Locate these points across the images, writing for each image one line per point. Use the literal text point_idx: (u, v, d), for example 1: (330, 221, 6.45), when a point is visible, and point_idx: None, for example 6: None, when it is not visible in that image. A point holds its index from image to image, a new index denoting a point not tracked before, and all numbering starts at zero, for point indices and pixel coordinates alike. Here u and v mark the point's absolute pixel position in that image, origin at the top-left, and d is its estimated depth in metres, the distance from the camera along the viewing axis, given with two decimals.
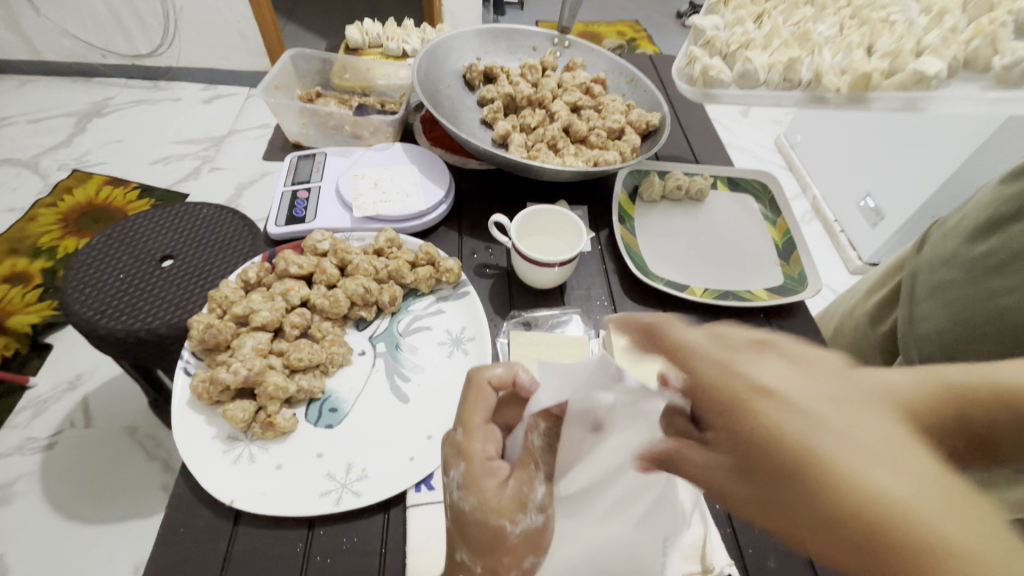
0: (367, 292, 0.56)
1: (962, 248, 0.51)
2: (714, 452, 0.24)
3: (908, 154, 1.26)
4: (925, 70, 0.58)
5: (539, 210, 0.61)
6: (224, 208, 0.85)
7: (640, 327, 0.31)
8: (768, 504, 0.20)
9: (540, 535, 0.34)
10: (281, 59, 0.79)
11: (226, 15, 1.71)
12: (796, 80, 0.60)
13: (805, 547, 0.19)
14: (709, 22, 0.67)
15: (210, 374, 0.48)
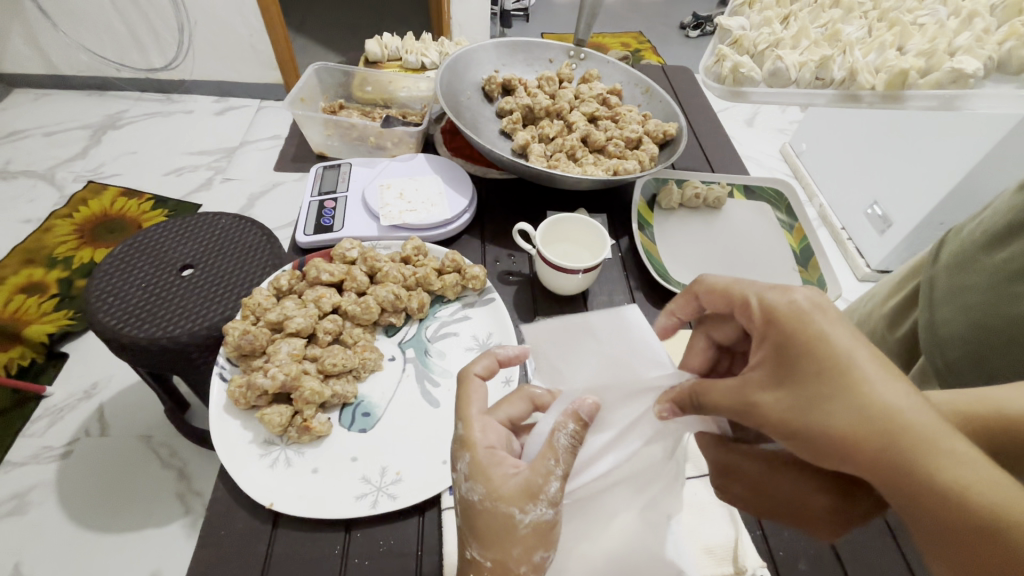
0: (397, 299, 0.57)
1: (978, 256, 0.51)
2: (761, 375, 0.32)
3: (919, 161, 1.26)
4: (962, 69, 0.55)
5: (562, 218, 0.63)
6: (243, 218, 0.87)
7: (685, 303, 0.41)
8: (816, 404, 0.29)
9: (550, 528, 0.35)
10: (305, 73, 0.81)
11: (239, 30, 1.75)
12: (828, 78, 0.60)
13: (843, 433, 0.28)
14: (736, 23, 0.67)
15: (248, 380, 0.49)
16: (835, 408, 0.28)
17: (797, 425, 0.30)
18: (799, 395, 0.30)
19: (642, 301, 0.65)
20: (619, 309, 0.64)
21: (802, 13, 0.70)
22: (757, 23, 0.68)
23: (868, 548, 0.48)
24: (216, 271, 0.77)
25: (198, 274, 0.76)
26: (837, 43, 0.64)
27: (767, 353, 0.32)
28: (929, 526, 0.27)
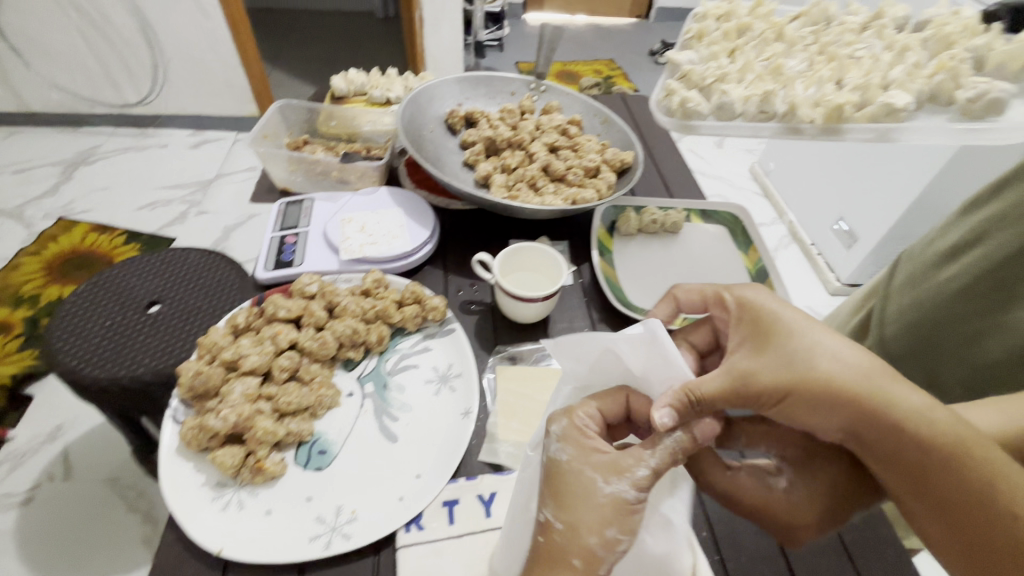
0: (355, 333, 0.57)
1: (933, 273, 0.59)
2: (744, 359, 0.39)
3: (876, 180, 1.32)
4: (894, 103, 0.58)
5: (519, 247, 0.64)
6: (212, 253, 0.87)
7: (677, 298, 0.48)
8: (795, 369, 0.37)
9: (628, 509, 0.34)
10: (269, 110, 0.82)
11: (214, 64, 1.76)
12: (772, 111, 0.62)
13: (827, 384, 0.36)
14: (686, 57, 0.69)
15: (200, 422, 0.49)
16: (816, 367, 0.36)
17: (787, 388, 0.37)
18: (779, 364, 0.37)
19: (602, 327, 0.66)
20: None
21: (749, 46, 0.73)
22: (705, 57, 0.70)
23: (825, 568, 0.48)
24: (185, 308, 0.78)
25: (165, 311, 0.76)
26: (779, 77, 0.66)
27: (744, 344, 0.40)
28: (909, 459, 0.34)
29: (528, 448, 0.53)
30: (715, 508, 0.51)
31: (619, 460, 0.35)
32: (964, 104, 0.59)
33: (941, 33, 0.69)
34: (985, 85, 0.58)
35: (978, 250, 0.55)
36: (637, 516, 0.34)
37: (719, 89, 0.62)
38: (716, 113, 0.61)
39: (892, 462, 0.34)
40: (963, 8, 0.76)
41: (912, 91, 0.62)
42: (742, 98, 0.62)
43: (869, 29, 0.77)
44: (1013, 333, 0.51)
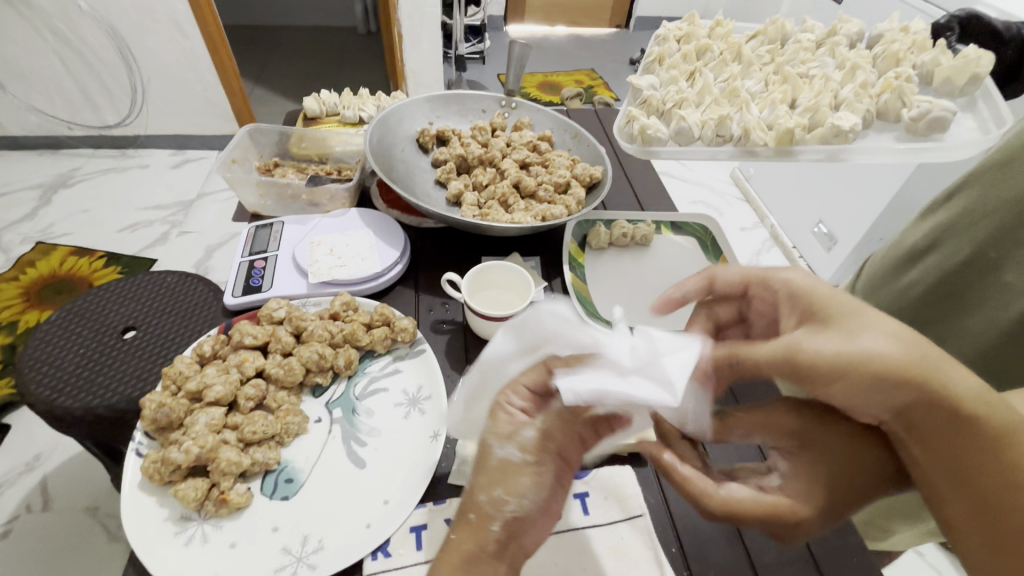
0: (322, 358, 0.57)
1: (898, 276, 0.68)
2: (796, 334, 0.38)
3: (848, 186, 1.34)
4: (841, 125, 0.60)
5: (488, 266, 0.64)
6: (190, 275, 0.85)
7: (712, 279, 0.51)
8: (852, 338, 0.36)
9: (514, 470, 0.37)
10: (238, 134, 0.82)
11: (193, 84, 1.76)
12: (727, 134, 0.63)
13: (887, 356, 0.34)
14: (646, 81, 0.71)
15: (162, 455, 0.48)
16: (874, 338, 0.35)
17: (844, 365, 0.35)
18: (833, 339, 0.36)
19: None
20: None
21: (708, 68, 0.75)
22: (665, 81, 0.72)
23: None
24: (160, 333, 0.76)
25: (140, 336, 0.75)
26: (737, 99, 0.68)
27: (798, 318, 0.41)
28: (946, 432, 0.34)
29: None
30: (684, 522, 0.51)
31: (518, 428, 0.38)
32: (909, 123, 0.62)
33: (889, 50, 0.73)
34: (927, 105, 0.61)
35: (931, 256, 0.63)
36: (523, 480, 0.37)
37: (677, 115, 0.63)
38: (674, 138, 0.63)
39: (934, 440, 0.34)
40: (913, 24, 0.79)
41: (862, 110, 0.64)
42: (699, 122, 0.63)
43: (824, 46, 0.80)
44: (967, 336, 0.59)
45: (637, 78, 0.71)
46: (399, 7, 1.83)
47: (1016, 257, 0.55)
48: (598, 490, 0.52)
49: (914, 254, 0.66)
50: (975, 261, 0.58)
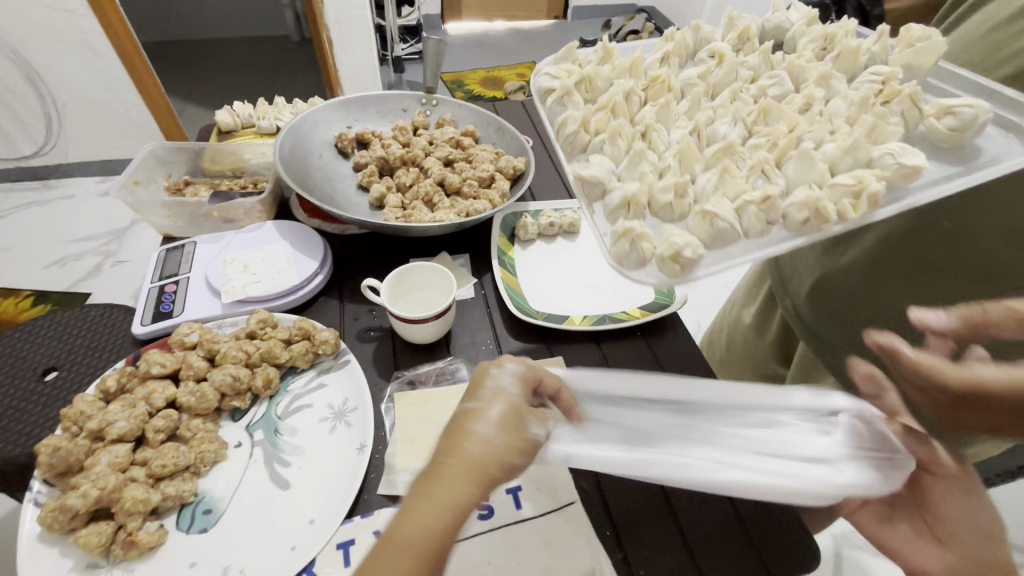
0: (237, 380, 0.54)
1: (829, 258, 0.72)
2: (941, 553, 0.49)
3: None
4: (912, 165, 0.56)
5: (408, 268, 0.63)
6: (119, 307, 0.79)
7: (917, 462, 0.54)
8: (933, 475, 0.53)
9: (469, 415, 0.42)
10: (138, 154, 0.76)
11: (114, 106, 1.66)
12: (777, 216, 0.57)
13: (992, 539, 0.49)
14: (602, 168, 0.61)
15: (59, 502, 0.45)
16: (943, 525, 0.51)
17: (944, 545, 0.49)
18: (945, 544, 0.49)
19: (505, 336, 0.66)
20: (482, 348, 0.65)
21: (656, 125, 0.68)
22: (626, 170, 0.62)
23: (725, 549, 0.48)
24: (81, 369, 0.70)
25: (62, 375, 0.70)
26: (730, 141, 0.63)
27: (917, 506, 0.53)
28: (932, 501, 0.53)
29: None
30: (615, 500, 0.51)
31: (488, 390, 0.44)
32: (952, 133, 0.61)
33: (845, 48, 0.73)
34: (968, 113, 0.59)
35: (870, 233, 0.68)
36: (477, 425, 0.41)
37: (705, 213, 0.55)
38: (728, 231, 0.55)
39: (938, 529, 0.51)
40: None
41: (878, 159, 0.59)
42: (732, 211, 0.56)
43: (733, 21, 0.81)
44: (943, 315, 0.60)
45: (586, 169, 0.60)
46: (326, 12, 1.78)
47: (963, 214, 0.59)
48: (529, 481, 0.51)
49: (848, 236, 0.71)
50: (921, 228, 0.62)
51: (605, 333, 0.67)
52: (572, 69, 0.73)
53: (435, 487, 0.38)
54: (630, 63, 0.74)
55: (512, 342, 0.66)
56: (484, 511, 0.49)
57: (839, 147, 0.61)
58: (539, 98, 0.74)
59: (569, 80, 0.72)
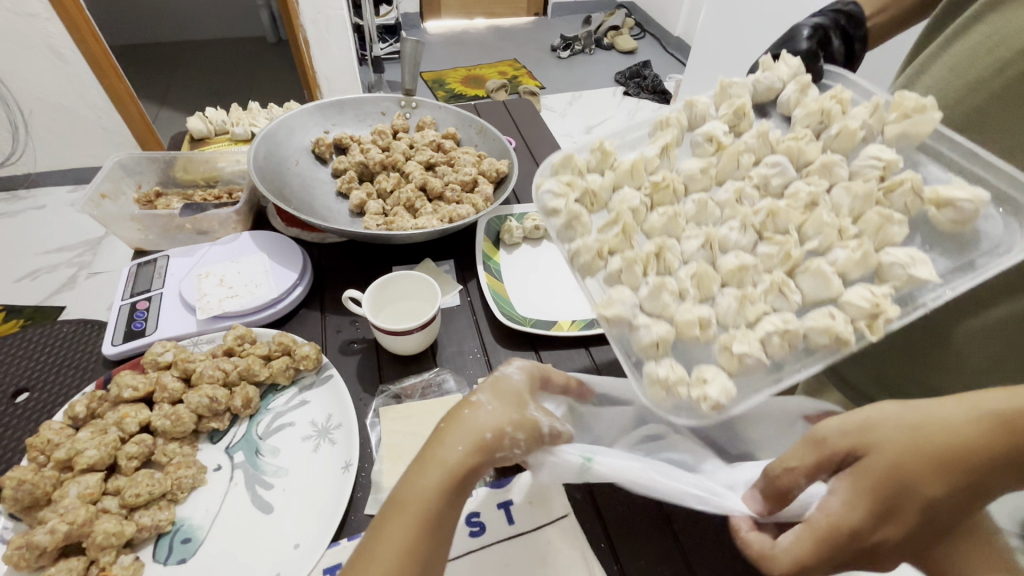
0: (214, 402, 0.52)
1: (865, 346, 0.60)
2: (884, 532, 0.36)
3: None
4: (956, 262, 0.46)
5: (390, 278, 0.61)
6: (91, 321, 0.75)
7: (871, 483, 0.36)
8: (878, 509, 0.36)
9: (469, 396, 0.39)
10: (104, 166, 0.73)
11: (83, 112, 1.60)
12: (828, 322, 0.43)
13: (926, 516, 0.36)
14: (620, 304, 0.45)
15: (25, 538, 0.43)
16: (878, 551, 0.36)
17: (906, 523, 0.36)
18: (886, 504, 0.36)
19: (492, 344, 0.65)
20: (469, 357, 0.63)
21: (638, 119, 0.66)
22: (645, 299, 0.47)
23: (718, 559, 0.47)
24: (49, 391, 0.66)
25: (34, 396, 0.66)
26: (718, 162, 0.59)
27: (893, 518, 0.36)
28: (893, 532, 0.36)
29: None
30: (609, 510, 0.50)
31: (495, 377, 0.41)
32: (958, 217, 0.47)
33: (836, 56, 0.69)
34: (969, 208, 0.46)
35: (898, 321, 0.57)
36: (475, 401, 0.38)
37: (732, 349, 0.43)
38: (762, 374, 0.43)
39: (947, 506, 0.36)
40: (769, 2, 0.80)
41: (886, 267, 0.46)
42: (757, 341, 0.43)
43: None
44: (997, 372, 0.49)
45: (605, 305, 0.46)
46: (301, 12, 1.74)
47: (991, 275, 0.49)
48: (520, 494, 0.50)
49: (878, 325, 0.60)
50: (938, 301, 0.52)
51: (593, 337, 0.66)
52: (575, 179, 0.56)
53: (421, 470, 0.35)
54: (630, 166, 0.56)
55: (499, 349, 0.64)
56: (475, 528, 0.48)
57: (850, 256, 0.47)
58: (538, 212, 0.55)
59: (574, 194, 0.55)
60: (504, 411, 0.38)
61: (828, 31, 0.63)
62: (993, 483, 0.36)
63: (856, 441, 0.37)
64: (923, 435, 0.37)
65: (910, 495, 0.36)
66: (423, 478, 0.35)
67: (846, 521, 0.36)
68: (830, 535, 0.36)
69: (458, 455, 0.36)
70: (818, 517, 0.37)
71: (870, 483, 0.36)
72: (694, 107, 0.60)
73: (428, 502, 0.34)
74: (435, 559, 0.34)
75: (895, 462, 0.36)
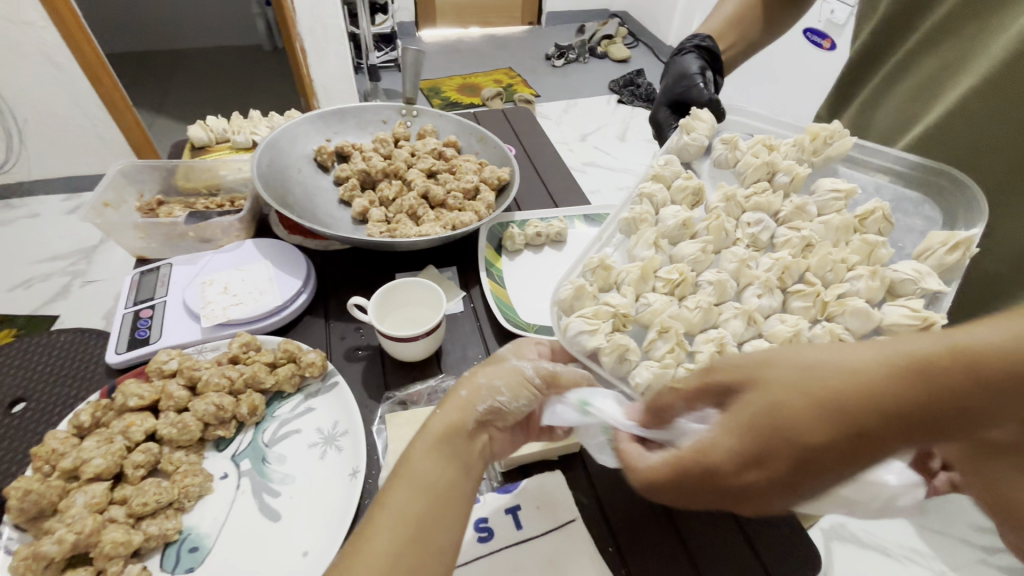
0: (220, 409, 0.52)
1: None
2: (761, 474, 0.30)
3: None
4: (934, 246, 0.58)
5: (391, 287, 0.61)
6: (89, 330, 0.73)
7: (747, 421, 0.30)
8: (752, 454, 0.29)
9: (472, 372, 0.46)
10: (106, 175, 0.73)
11: (80, 121, 1.60)
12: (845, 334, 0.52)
13: (827, 465, 0.28)
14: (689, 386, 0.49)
15: (33, 548, 0.43)
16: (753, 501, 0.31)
17: (788, 473, 0.29)
18: (750, 445, 0.30)
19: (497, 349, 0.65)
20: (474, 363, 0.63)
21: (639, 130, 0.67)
22: None
23: (722, 556, 0.48)
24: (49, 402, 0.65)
25: (32, 407, 0.65)
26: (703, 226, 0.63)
27: (782, 465, 0.29)
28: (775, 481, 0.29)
29: None
30: (615, 510, 0.50)
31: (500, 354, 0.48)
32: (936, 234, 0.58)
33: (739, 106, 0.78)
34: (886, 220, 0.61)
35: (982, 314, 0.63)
36: (477, 378, 0.44)
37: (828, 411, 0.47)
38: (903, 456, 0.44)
39: (861, 460, 0.28)
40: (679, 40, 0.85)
41: (899, 284, 0.56)
42: None
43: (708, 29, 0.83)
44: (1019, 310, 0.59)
45: None
46: (298, 21, 1.75)
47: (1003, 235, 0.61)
48: (529, 499, 0.50)
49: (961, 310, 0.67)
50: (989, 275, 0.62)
51: None
52: (599, 307, 0.54)
53: (416, 443, 0.41)
54: (641, 271, 0.57)
55: None
56: (484, 533, 0.48)
57: (871, 284, 0.56)
58: (579, 357, 0.52)
59: (607, 323, 0.52)
60: (493, 381, 0.44)
61: (705, 66, 0.80)
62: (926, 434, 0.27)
63: (748, 374, 0.31)
64: (823, 378, 0.29)
65: (789, 442, 0.28)
66: (416, 455, 0.40)
67: (708, 456, 0.31)
68: (693, 464, 0.32)
69: (438, 423, 0.41)
70: (689, 446, 0.32)
71: (747, 422, 0.30)
72: (654, 198, 0.65)
73: (421, 473, 0.39)
74: (438, 523, 0.38)
75: (781, 401, 0.29)
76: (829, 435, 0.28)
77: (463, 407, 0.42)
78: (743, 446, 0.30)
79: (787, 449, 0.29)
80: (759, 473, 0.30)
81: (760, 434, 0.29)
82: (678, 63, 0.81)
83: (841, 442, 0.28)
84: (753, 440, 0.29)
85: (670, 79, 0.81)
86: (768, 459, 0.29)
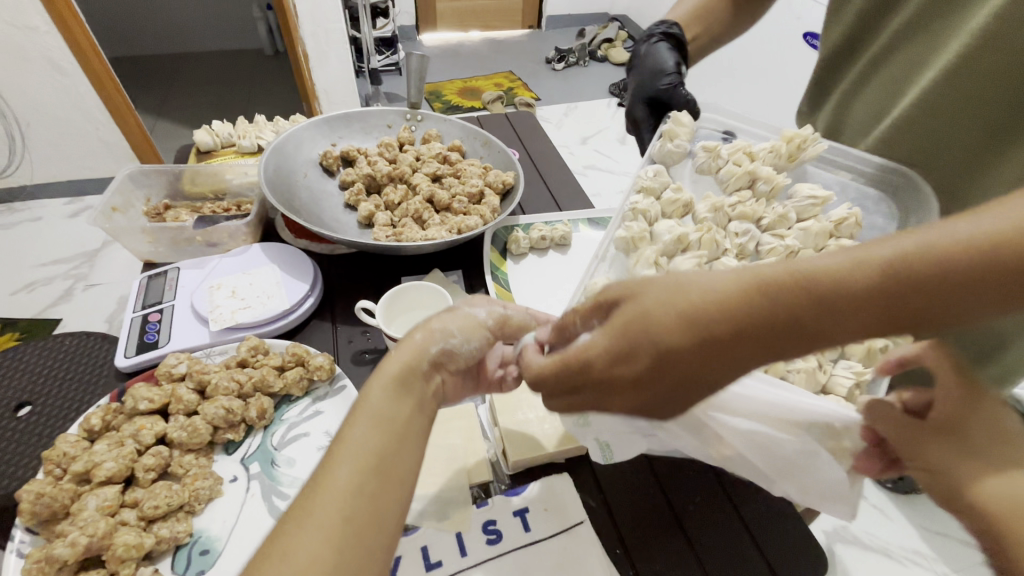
0: (229, 413, 0.52)
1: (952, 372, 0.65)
2: (625, 369, 0.33)
3: None
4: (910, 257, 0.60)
5: (396, 292, 0.62)
6: (94, 334, 0.73)
7: (619, 324, 0.33)
8: (617, 352, 0.33)
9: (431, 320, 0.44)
10: (114, 180, 0.73)
11: (83, 125, 1.61)
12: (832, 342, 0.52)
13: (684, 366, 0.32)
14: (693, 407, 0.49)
15: (45, 551, 0.43)
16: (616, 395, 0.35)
17: (647, 373, 0.33)
18: (618, 346, 0.33)
19: None
20: None
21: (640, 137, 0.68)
22: None
23: (730, 557, 0.48)
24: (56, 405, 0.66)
25: (38, 411, 0.65)
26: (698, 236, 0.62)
27: (642, 364, 0.32)
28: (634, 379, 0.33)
29: (434, 500, 0.50)
30: (622, 511, 0.51)
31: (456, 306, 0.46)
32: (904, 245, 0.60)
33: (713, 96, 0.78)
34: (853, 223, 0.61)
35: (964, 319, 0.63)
36: (434, 325, 0.43)
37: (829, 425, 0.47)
38: None
39: (712, 365, 0.31)
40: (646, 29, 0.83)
41: None
42: None
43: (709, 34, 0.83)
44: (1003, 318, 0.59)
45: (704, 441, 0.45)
46: (300, 26, 1.76)
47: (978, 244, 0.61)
48: (537, 501, 0.51)
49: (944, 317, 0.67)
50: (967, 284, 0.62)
51: None
52: None
53: (373, 383, 0.38)
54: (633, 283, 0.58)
55: None
56: (493, 536, 0.48)
57: None
58: None
59: None
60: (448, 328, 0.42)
61: (680, 60, 0.78)
62: (778, 344, 0.30)
63: (630, 289, 0.34)
64: (689, 293, 0.31)
65: (649, 340, 0.31)
66: (374, 393, 0.37)
67: (585, 353, 0.34)
68: (573, 361, 0.35)
69: (395, 363, 0.39)
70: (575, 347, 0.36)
71: (620, 330, 0.33)
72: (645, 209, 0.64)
73: (379, 412, 0.36)
74: (399, 456, 0.35)
75: (649, 310, 0.32)
76: (687, 338, 0.31)
77: (419, 349, 0.40)
78: (612, 345, 0.33)
79: (647, 349, 0.32)
80: (623, 368, 0.33)
81: (627, 336, 0.33)
82: (652, 57, 0.79)
83: (694, 342, 0.31)
84: (621, 343, 0.33)
85: (644, 74, 0.79)
86: (631, 357, 0.33)
